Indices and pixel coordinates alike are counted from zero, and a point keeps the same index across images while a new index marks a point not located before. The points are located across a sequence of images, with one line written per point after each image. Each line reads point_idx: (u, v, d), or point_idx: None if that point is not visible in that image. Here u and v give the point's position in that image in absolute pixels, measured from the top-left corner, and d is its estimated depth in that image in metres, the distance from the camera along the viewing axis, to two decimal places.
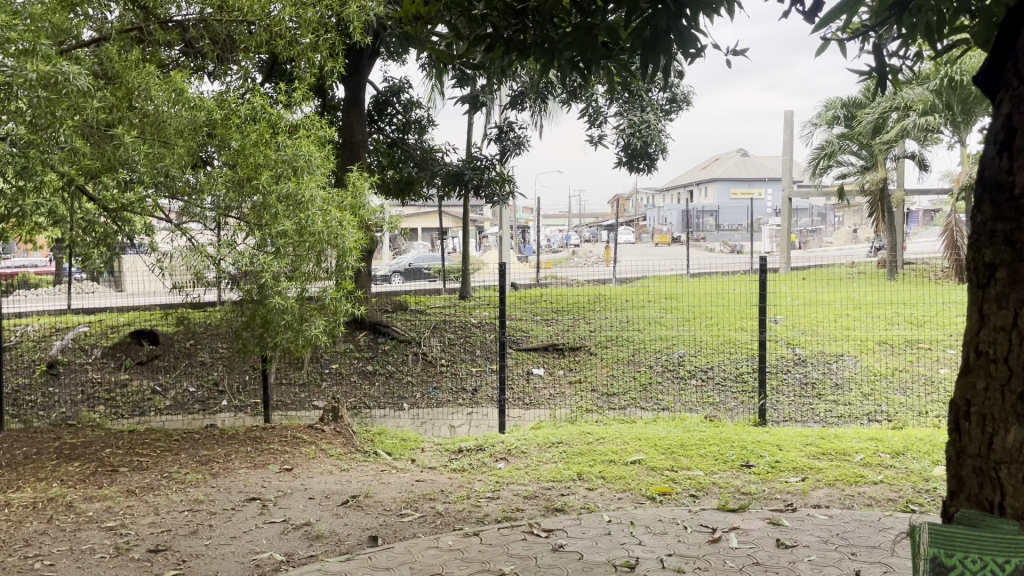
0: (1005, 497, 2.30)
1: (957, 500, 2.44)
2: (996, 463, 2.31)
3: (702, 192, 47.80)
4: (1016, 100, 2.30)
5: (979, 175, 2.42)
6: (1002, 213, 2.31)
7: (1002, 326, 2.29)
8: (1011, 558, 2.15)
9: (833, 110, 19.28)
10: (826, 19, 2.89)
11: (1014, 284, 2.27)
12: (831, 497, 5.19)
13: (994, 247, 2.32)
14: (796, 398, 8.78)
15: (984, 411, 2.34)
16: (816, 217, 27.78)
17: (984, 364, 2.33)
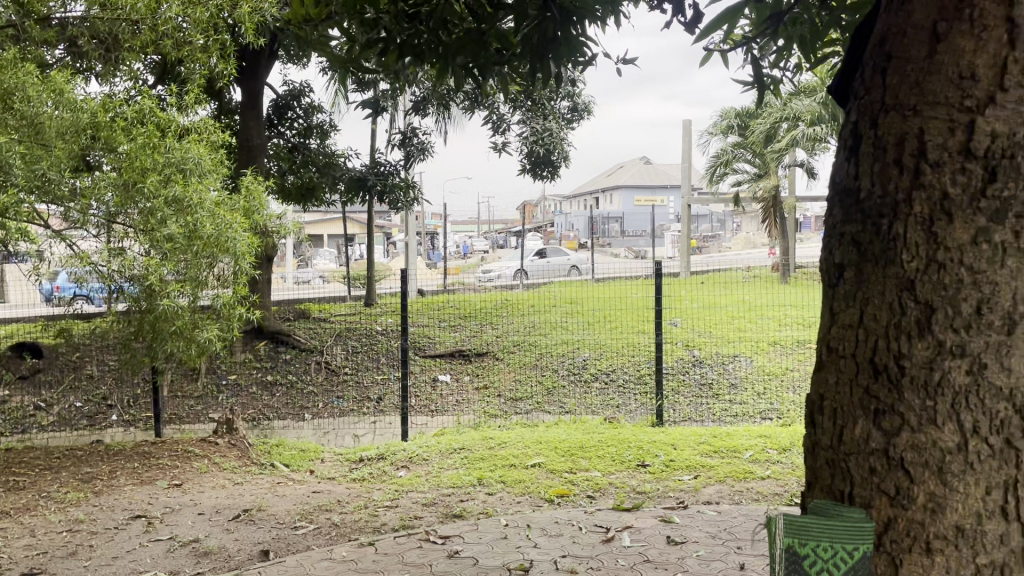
0: (854, 487, 2.19)
1: (812, 491, 2.33)
2: (845, 455, 2.20)
3: (607, 199, 48.64)
4: (860, 109, 2.24)
5: (830, 181, 2.34)
6: (849, 215, 2.23)
7: (850, 324, 2.21)
8: (860, 546, 2.05)
9: (727, 120, 19.90)
10: (708, 29, 3.22)
11: (860, 282, 2.19)
12: (721, 493, 5.35)
13: (842, 248, 2.24)
14: (694, 399, 9.04)
15: (835, 405, 2.24)
16: (714, 223, 28.77)
17: (834, 359, 2.25)
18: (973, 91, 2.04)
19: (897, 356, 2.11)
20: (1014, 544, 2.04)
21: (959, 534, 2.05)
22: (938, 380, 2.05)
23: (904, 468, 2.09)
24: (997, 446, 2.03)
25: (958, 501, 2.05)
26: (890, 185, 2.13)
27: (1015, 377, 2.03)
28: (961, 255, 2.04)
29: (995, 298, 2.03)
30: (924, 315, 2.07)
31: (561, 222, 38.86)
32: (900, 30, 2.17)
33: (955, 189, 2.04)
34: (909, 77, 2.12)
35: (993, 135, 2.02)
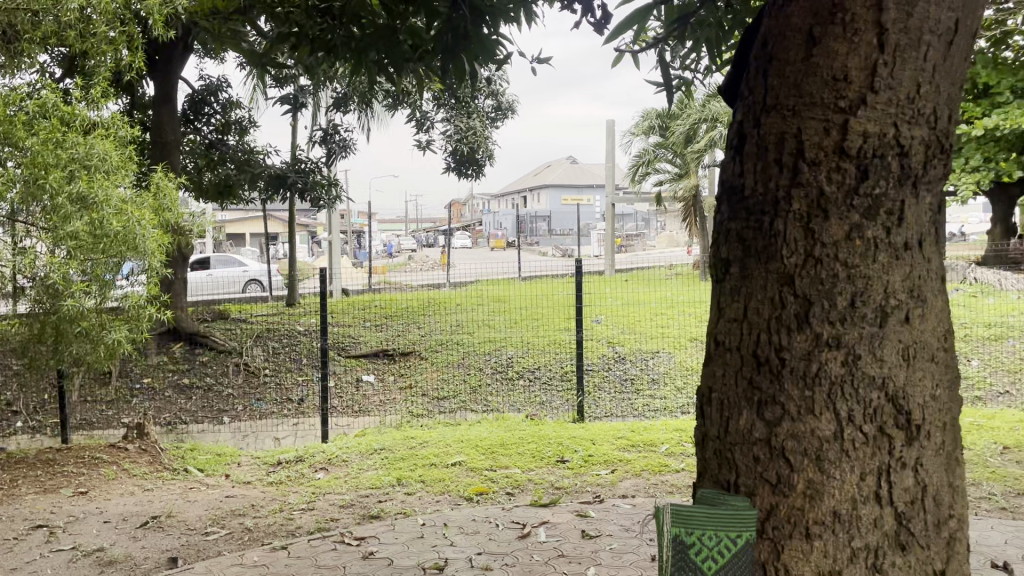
0: (739, 476, 2.26)
1: (702, 480, 2.40)
2: (731, 444, 2.27)
3: (535, 197, 48.90)
4: (746, 109, 2.31)
5: (719, 180, 2.41)
6: (735, 213, 2.30)
7: (736, 317, 2.29)
8: (743, 533, 2.13)
9: (649, 120, 20.23)
10: (618, 29, 3.27)
11: (745, 278, 2.27)
12: (637, 486, 5.45)
13: (728, 244, 2.32)
14: (617, 394, 9.17)
15: (722, 396, 2.32)
16: (639, 222, 29.28)
17: (721, 352, 2.32)
18: (846, 92, 2.11)
19: (778, 349, 2.19)
20: (888, 529, 2.12)
21: (835, 520, 2.13)
22: (816, 371, 2.14)
23: (785, 457, 2.17)
24: (871, 433, 2.11)
25: (834, 488, 2.12)
26: (771, 182, 2.20)
27: (887, 367, 2.12)
28: (836, 250, 2.12)
29: (867, 291, 2.12)
30: (802, 308, 2.15)
31: (490, 221, 38.89)
32: (781, 32, 2.23)
33: (831, 187, 2.12)
34: (789, 78, 2.19)
35: (865, 135, 2.09)
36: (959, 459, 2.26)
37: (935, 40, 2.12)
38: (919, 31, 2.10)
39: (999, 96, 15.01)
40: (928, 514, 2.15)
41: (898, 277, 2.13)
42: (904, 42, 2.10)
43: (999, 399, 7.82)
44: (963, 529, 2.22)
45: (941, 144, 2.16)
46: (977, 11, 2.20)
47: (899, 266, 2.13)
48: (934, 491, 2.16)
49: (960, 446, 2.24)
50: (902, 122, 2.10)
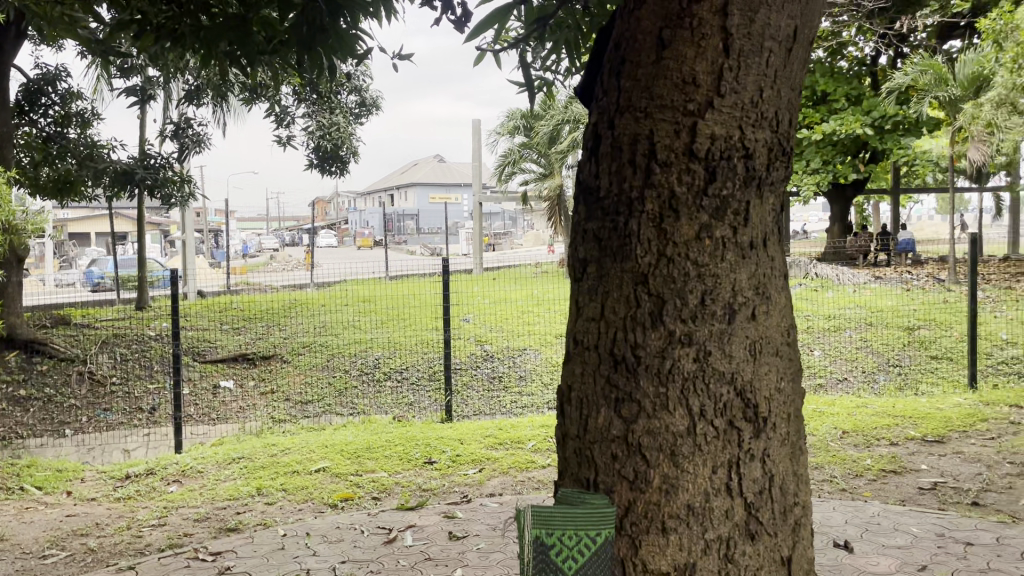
0: (598, 474, 2.29)
1: (562, 480, 2.41)
2: (590, 443, 2.30)
3: (402, 196, 48.43)
4: (600, 110, 2.34)
5: (576, 180, 2.43)
6: (592, 213, 2.33)
7: (594, 316, 2.31)
8: (603, 531, 2.15)
9: (514, 121, 20.43)
10: (479, 28, 3.23)
11: (601, 278, 2.30)
12: (504, 484, 5.47)
13: (586, 245, 2.34)
14: (485, 392, 9.19)
15: (582, 394, 2.34)
16: (507, 221, 29.59)
17: (581, 351, 2.34)
18: (694, 95, 2.17)
19: (633, 347, 2.23)
20: (738, 519, 2.21)
21: (688, 513, 2.19)
22: (669, 368, 2.19)
23: (641, 453, 2.21)
24: (721, 427, 2.19)
25: (687, 482, 2.19)
26: (625, 183, 2.24)
27: (735, 363, 2.20)
28: (686, 249, 2.18)
29: (715, 289, 2.19)
30: (656, 306, 2.20)
31: (356, 219, 38.19)
32: (632, 35, 2.27)
33: (681, 188, 2.18)
34: (640, 80, 2.23)
35: (712, 138, 2.16)
36: (802, 448, 2.38)
37: (776, 47, 2.22)
38: (761, 37, 2.19)
39: (836, 103, 16.12)
40: (775, 502, 2.25)
41: (744, 275, 2.22)
42: (747, 48, 2.18)
43: (838, 386, 8.39)
44: (807, 515, 2.34)
45: (783, 147, 2.26)
46: (813, 21, 2.32)
47: (745, 264, 2.22)
48: (780, 480, 2.26)
49: (803, 437, 2.36)
50: (746, 126, 2.18)
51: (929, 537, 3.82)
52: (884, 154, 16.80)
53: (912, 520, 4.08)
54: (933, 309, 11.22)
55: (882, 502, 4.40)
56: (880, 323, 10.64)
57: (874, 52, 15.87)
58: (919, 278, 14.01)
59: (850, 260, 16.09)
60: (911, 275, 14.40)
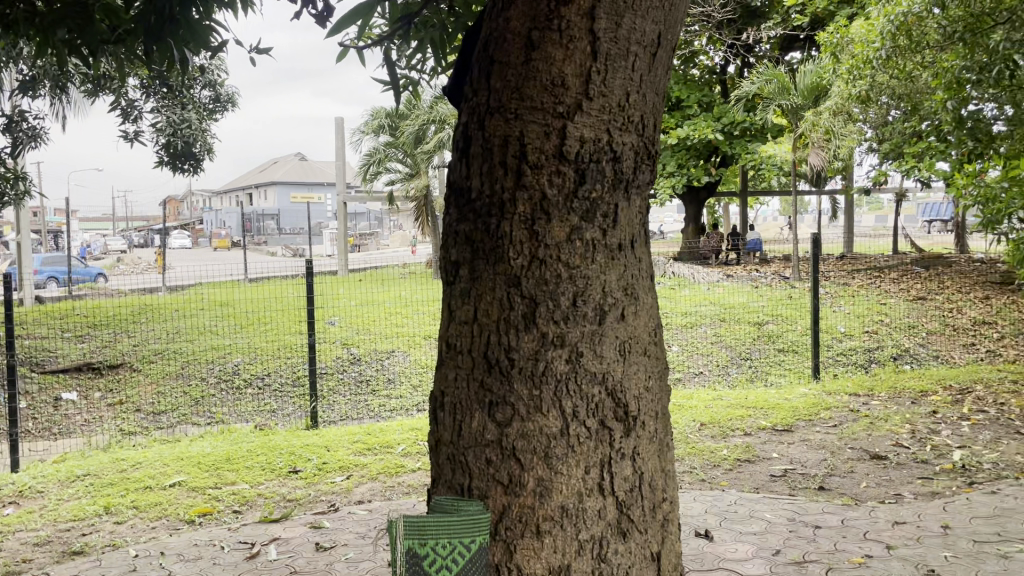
0: (472, 479, 2.26)
1: (437, 487, 2.38)
2: (464, 448, 2.27)
3: (261, 195, 46.77)
4: (470, 110, 2.31)
5: (447, 181, 2.40)
6: (463, 215, 2.30)
7: (467, 319, 2.29)
8: (477, 538, 2.14)
9: (378, 119, 20.13)
10: (340, 24, 3.15)
11: (474, 280, 2.28)
12: (373, 491, 5.35)
13: (458, 246, 2.31)
14: (352, 397, 8.99)
15: (455, 399, 2.31)
16: (373, 221, 29.15)
17: (454, 355, 2.31)
18: (564, 97, 2.17)
19: (507, 350, 2.22)
20: (611, 518, 2.24)
21: (563, 514, 2.20)
22: (542, 370, 2.19)
23: (515, 456, 2.20)
24: (593, 427, 2.22)
25: (562, 483, 2.20)
26: (497, 185, 2.22)
27: (606, 363, 2.23)
28: (558, 251, 2.19)
29: (587, 290, 2.22)
30: (529, 309, 2.20)
31: (213, 219, 36.55)
32: (500, 34, 2.25)
33: (552, 190, 2.18)
34: (510, 81, 2.22)
35: (582, 140, 2.18)
36: (670, 444, 2.44)
37: (641, 52, 2.25)
38: (627, 41, 2.22)
39: (689, 109, 16.86)
40: (645, 500, 2.30)
41: (613, 277, 2.26)
42: (614, 51, 2.20)
43: (695, 380, 8.79)
44: (674, 510, 2.41)
45: (648, 150, 2.31)
46: (676, 29, 2.38)
47: (614, 266, 2.26)
48: (649, 477, 2.31)
49: (671, 433, 2.42)
50: (614, 129, 2.21)
51: (781, 523, 4.03)
52: (733, 158, 17.73)
53: (765, 506, 4.30)
54: (779, 305, 11.94)
55: (737, 491, 4.62)
56: (732, 319, 11.22)
57: (723, 62, 16.71)
58: (766, 276, 14.87)
59: (705, 260, 16.87)
60: (759, 272, 15.28)
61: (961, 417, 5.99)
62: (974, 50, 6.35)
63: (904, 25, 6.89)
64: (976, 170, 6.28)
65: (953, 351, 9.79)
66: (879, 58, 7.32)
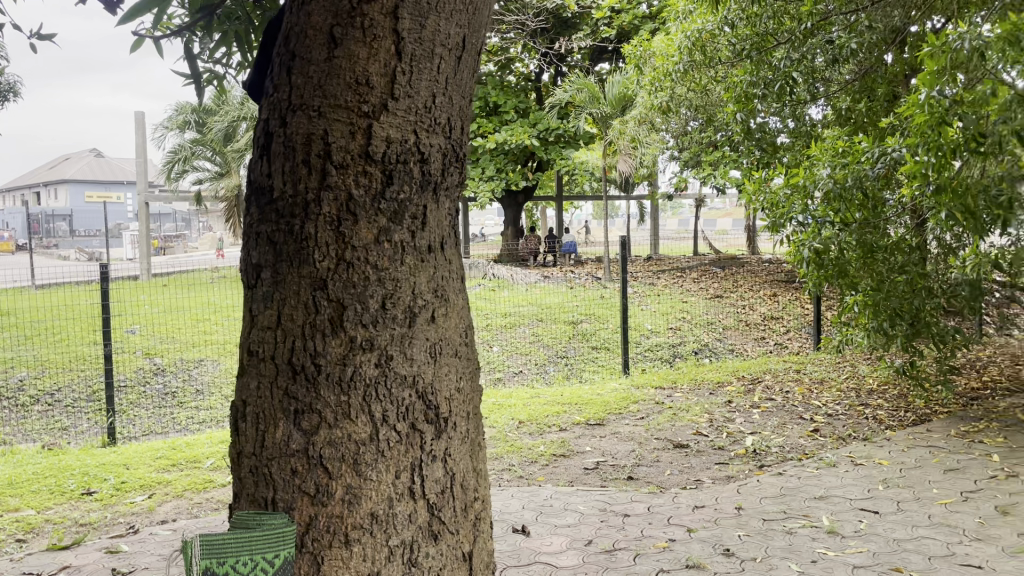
0: (276, 492, 2.18)
1: (239, 502, 2.26)
2: (267, 460, 2.18)
3: (51, 194, 42.77)
4: (271, 106, 2.23)
5: (247, 181, 2.30)
6: (265, 215, 2.21)
7: (269, 325, 2.20)
8: (281, 553, 2.09)
9: (183, 115, 19.05)
10: (133, 12, 2.94)
11: (276, 284, 2.19)
12: (178, 509, 5.03)
13: (259, 248, 2.22)
14: (156, 410, 8.40)
15: (258, 409, 2.21)
16: (180, 223, 27.45)
17: (256, 364, 2.21)
18: (369, 96, 2.14)
19: (313, 356, 2.15)
20: (421, 522, 2.23)
21: (372, 521, 2.16)
22: (350, 375, 2.14)
23: (322, 465, 2.14)
24: (403, 431, 2.20)
25: (371, 490, 2.16)
26: (300, 185, 2.15)
27: (416, 366, 2.22)
28: (366, 253, 2.15)
29: (395, 293, 2.19)
30: (335, 312, 2.14)
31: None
32: (302, 29, 2.18)
33: (358, 191, 2.14)
34: (313, 78, 2.16)
35: (388, 141, 2.15)
36: (482, 444, 2.47)
37: (447, 53, 2.26)
38: (432, 43, 2.22)
39: (506, 115, 17.19)
40: (456, 501, 2.31)
41: (423, 279, 2.24)
42: (419, 53, 2.19)
43: (514, 379, 8.98)
44: (486, 509, 2.44)
45: (456, 152, 2.32)
46: (481, 34, 2.41)
47: (423, 268, 2.25)
48: (461, 478, 2.32)
49: (482, 433, 2.44)
50: (420, 130, 2.20)
51: (593, 513, 4.20)
52: (548, 164, 18.31)
53: (579, 498, 4.46)
54: (593, 305, 12.44)
55: (553, 485, 4.76)
56: (549, 319, 11.56)
57: (538, 70, 17.23)
58: (580, 277, 15.43)
59: (523, 262, 17.27)
60: (574, 274, 15.84)
61: (752, 404, 6.51)
62: (759, 67, 6.71)
63: (699, 41, 7.39)
64: (762, 179, 6.83)
65: (746, 344, 10.62)
66: (678, 71, 7.78)
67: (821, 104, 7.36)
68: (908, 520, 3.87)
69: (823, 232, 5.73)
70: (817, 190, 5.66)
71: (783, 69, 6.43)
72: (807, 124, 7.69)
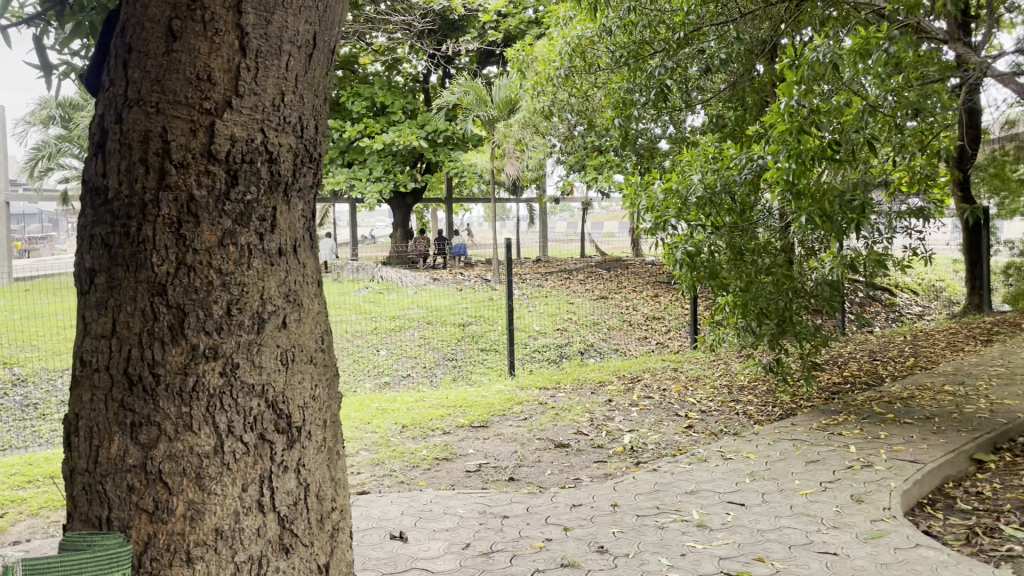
0: (112, 510, 2.07)
1: (72, 523, 2.13)
2: (101, 477, 2.06)
3: None
4: (106, 102, 2.12)
5: (80, 180, 2.17)
6: (100, 217, 2.10)
7: (103, 333, 2.08)
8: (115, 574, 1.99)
9: (48, 109, 17.94)
10: None
11: (111, 290, 2.07)
12: (33, 528, 4.70)
13: (93, 252, 2.10)
14: (14, 424, 7.84)
15: (92, 423, 2.09)
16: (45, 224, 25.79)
17: (89, 374, 2.09)
18: (211, 93, 2.06)
19: (150, 365, 2.04)
20: (271, 535, 2.17)
21: (217, 537, 2.09)
22: (192, 386, 2.06)
23: (162, 480, 2.04)
24: (251, 442, 2.13)
25: (216, 505, 2.08)
26: (137, 185, 2.05)
27: (265, 374, 2.15)
28: (209, 256, 2.07)
29: (242, 298, 2.12)
30: (176, 319, 2.05)
31: None
32: (139, 20, 2.08)
33: (200, 191, 2.05)
34: (150, 72, 2.06)
35: (232, 139, 2.07)
36: (340, 452, 2.43)
37: (296, 51, 2.19)
38: (279, 39, 2.15)
39: (394, 115, 16.99)
40: (309, 512, 2.26)
41: (273, 284, 2.18)
42: (265, 49, 2.12)
43: (401, 382, 8.88)
44: (344, 519, 2.40)
45: (309, 152, 2.27)
46: (334, 31, 2.35)
47: (274, 272, 2.18)
48: (315, 488, 2.28)
49: (339, 441, 2.40)
50: (268, 129, 2.13)
51: (472, 516, 4.19)
52: (437, 165, 18.24)
53: (459, 502, 4.44)
54: (481, 307, 12.47)
55: (434, 489, 4.72)
56: (438, 321, 11.51)
57: (426, 71, 17.15)
58: (469, 279, 15.43)
59: (413, 264, 17.13)
60: (463, 276, 15.83)
61: (632, 402, 6.67)
62: (636, 74, 6.95)
63: (579, 48, 7.52)
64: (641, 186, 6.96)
65: (630, 344, 10.89)
66: (559, 76, 7.89)
67: (696, 114, 7.67)
68: (771, 511, 4.05)
69: (697, 239, 5.93)
70: (689, 196, 5.82)
71: (657, 77, 6.66)
72: (683, 131, 7.96)
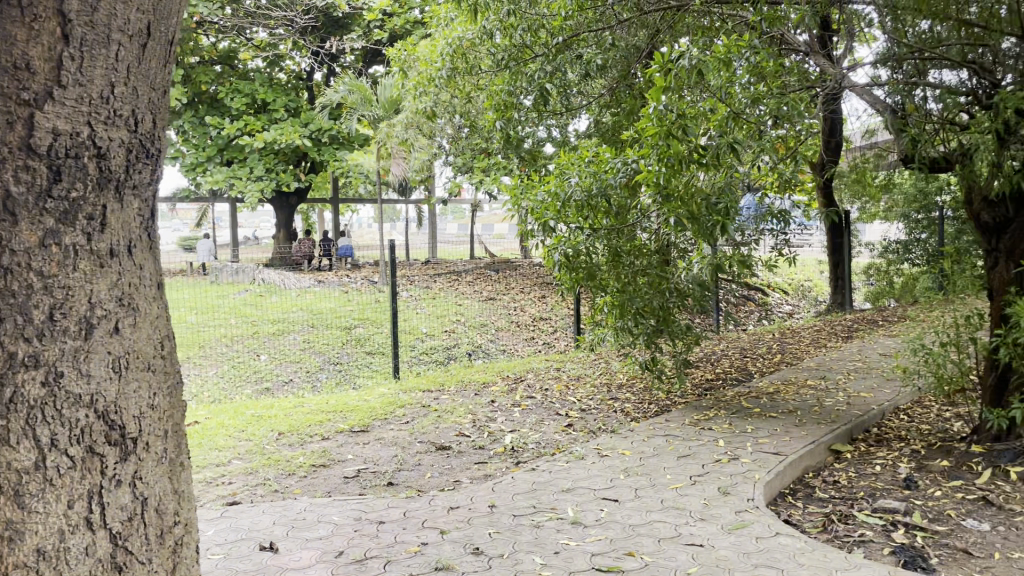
0: None
1: None
2: None
3: None
4: None
5: None
6: None
7: None
8: None
9: None
10: None
11: None
12: None
13: None
14: None
15: None
16: None
17: None
18: (29, 83, 1.93)
19: None
20: (101, 553, 2.08)
21: (39, 559, 1.98)
22: (8, 397, 1.94)
23: None
24: (78, 456, 2.03)
25: (37, 524, 1.97)
26: None
27: (95, 383, 2.05)
28: (28, 258, 1.95)
29: (69, 304, 2.01)
30: None
31: None
32: None
33: (18, 187, 1.93)
34: None
35: (54, 133, 1.95)
36: (183, 464, 2.36)
37: (127, 41, 2.08)
38: (107, 28, 2.03)
39: (276, 113, 16.54)
40: (146, 528, 2.19)
41: (103, 288, 2.08)
42: (91, 38, 2.00)
43: (283, 388, 8.63)
44: (187, 532, 2.35)
45: (144, 148, 2.16)
46: (172, 19, 2.24)
47: (104, 275, 2.08)
48: (154, 502, 2.21)
49: (181, 452, 2.34)
50: (96, 123, 2.02)
51: (348, 523, 4.11)
52: (322, 165, 17.87)
53: (335, 509, 4.35)
54: (367, 309, 12.28)
55: (309, 497, 4.60)
56: (322, 324, 11.26)
57: (310, 69, 16.79)
58: (355, 281, 15.18)
59: (297, 266, 16.70)
60: (349, 278, 15.55)
61: (514, 403, 6.71)
62: (517, 77, 7.06)
63: (460, 49, 7.51)
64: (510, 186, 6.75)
65: (517, 344, 10.98)
66: (441, 77, 7.85)
67: (581, 118, 7.90)
68: (643, 506, 4.15)
69: (575, 239, 5.99)
70: (568, 197, 5.79)
71: (537, 81, 6.81)
72: (565, 136, 8.11)
